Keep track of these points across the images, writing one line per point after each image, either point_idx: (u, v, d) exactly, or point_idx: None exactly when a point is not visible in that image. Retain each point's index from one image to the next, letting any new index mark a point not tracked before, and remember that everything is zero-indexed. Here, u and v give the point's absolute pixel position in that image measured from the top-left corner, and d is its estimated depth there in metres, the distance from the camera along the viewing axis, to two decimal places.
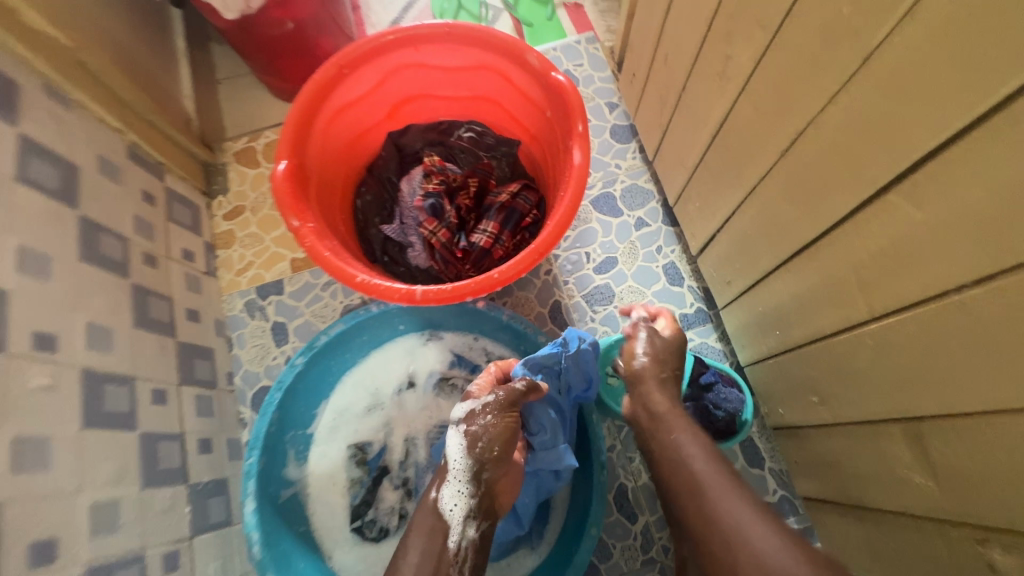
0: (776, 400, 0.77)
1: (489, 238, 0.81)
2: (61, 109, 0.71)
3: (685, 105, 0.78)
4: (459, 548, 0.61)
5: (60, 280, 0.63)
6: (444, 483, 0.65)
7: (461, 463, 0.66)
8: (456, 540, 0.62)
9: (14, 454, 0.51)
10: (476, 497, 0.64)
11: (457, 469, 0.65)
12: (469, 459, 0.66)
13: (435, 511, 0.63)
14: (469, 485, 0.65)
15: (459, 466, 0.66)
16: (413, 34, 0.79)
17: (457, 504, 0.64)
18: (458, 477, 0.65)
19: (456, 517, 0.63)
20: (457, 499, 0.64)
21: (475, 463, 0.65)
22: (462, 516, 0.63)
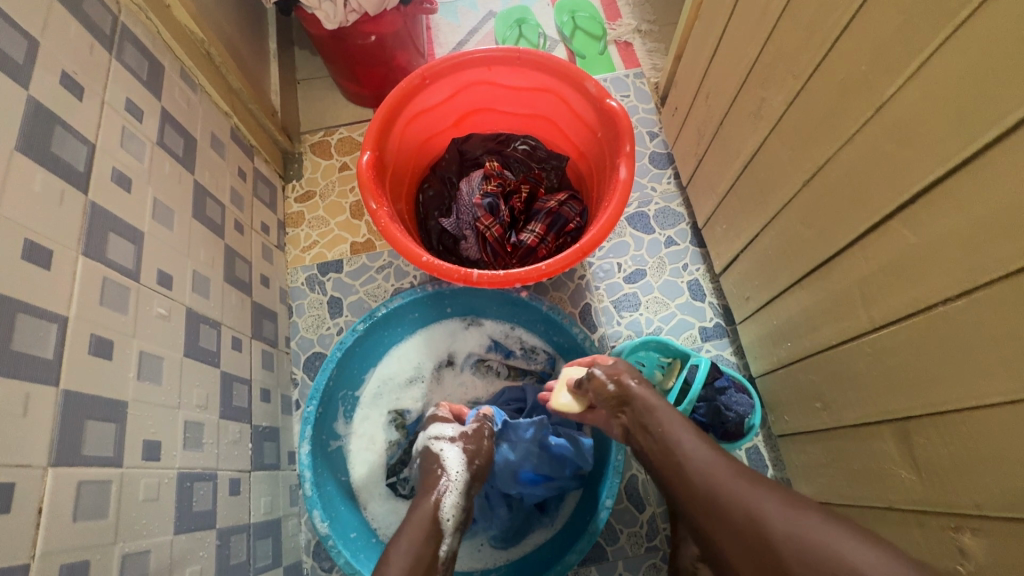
0: (782, 408, 0.86)
1: (536, 238, 0.92)
2: (190, 91, 0.84)
3: (720, 138, 0.89)
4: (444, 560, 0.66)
5: (179, 230, 0.74)
6: (446, 492, 0.70)
7: (460, 477, 0.72)
8: (444, 551, 0.67)
9: (141, 367, 0.61)
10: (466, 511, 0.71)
11: (458, 481, 0.72)
12: (466, 475, 0.73)
13: (436, 518, 0.67)
14: (463, 499, 0.71)
15: (459, 478, 0.72)
16: (488, 57, 0.90)
17: (451, 515, 0.69)
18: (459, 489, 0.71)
19: (450, 528, 0.68)
20: (452, 512, 0.69)
21: (473, 477, 0.73)
22: (451, 528, 0.68)
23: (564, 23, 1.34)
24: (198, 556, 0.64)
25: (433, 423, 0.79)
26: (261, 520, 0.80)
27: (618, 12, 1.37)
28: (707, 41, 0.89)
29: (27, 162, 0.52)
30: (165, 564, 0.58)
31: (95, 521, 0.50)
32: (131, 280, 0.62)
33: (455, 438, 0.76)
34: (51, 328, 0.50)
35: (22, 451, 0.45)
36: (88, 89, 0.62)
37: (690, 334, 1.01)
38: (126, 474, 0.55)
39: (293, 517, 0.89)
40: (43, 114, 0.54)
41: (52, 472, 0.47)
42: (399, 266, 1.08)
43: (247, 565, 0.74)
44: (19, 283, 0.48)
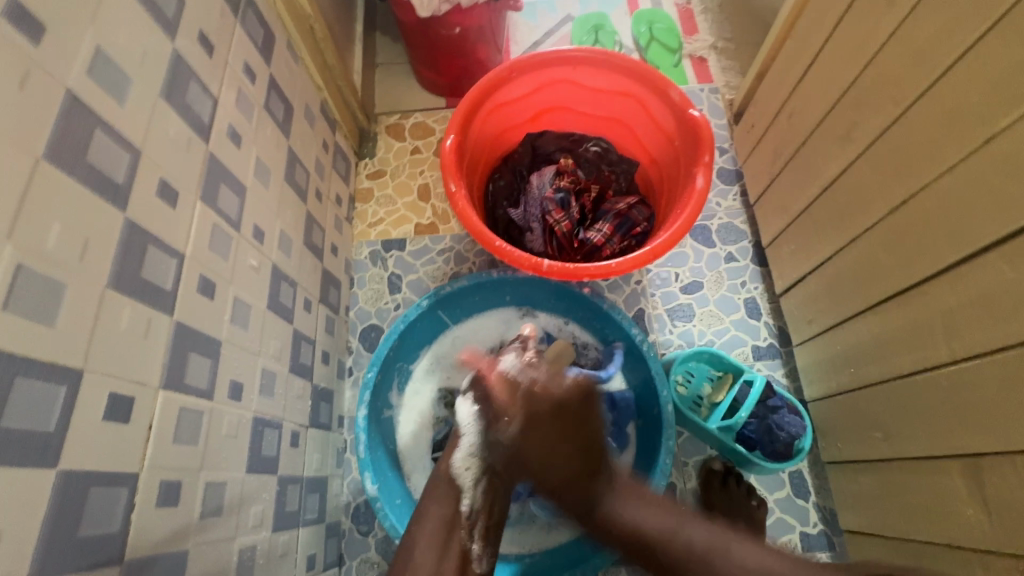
0: (835, 435, 0.85)
1: (602, 237, 0.94)
2: (293, 62, 0.89)
3: (799, 158, 0.89)
4: (470, 513, 0.73)
5: (273, 190, 0.78)
6: (459, 447, 0.77)
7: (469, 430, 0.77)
8: (468, 505, 0.73)
9: (234, 312, 0.65)
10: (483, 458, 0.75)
11: (468, 437, 0.77)
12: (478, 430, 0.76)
13: (450, 476, 0.75)
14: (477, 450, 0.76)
15: (469, 430, 0.77)
16: (576, 56, 0.93)
17: (467, 471, 0.75)
18: (471, 444, 0.76)
19: (466, 479, 0.74)
20: (467, 463, 0.75)
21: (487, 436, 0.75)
22: (471, 484, 0.74)
23: (641, 33, 1.36)
24: (261, 497, 0.67)
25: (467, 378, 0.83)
26: (312, 476, 0.83)
27: (695, 27, 1.37)
28: (797, 61, 0.89)
29: (166, 108, 0.55)
30: (236, 499, 0.61)
31: (188, 446, 0.54)
32: (233, 230, 0.66)
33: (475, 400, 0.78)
34: (171, 263, 0.54)
35: (140, 370, 0.48)
36: (217, 48, 0.66)
37: (742, 351, 1.00)
38: (214, 409, 0.59)
39: (337, 479, 0.93)
40: (182, 66, 0.58)
41: (161, 394, 0.50)
42: (459, 251, 1.11)
43: (297, 516, 0.77)
44: (152, 217, 0.51)
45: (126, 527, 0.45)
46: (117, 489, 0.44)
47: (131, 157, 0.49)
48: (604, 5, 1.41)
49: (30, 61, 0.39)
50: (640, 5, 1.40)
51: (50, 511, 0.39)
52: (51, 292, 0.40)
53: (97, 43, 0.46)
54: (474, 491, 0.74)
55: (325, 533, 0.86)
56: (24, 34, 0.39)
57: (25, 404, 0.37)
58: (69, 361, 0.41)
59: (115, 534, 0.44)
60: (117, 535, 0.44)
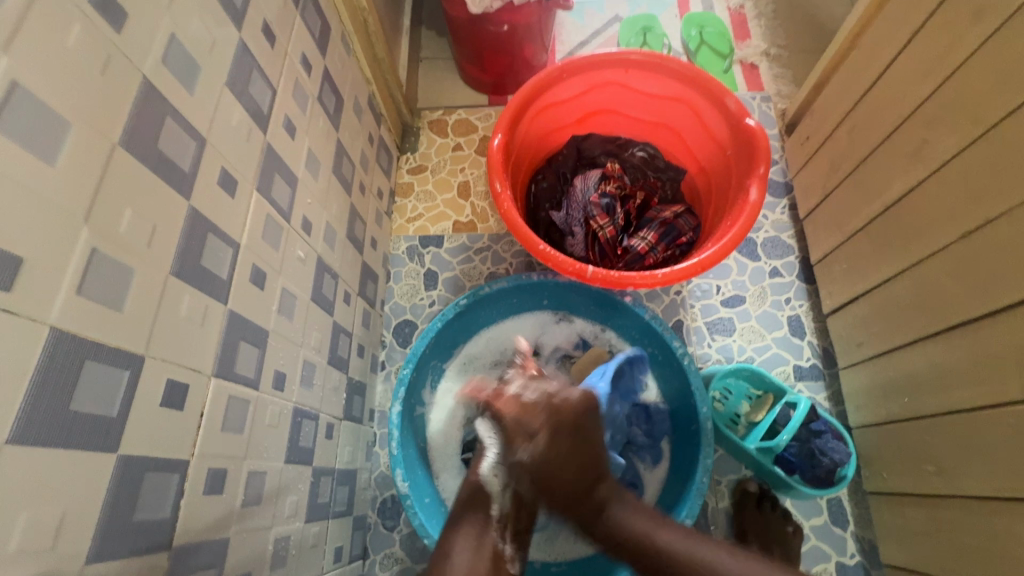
0: (880, 464, 0.82)
1: (647, 246, 0.91)
2: (346, 54, 0.89)
3: (859, 175, 0.85)
4: (499, 517, 0.68)
5: (322, 182, 0.79)
6: (487, 455, 0.72)
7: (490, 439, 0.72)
8: (497, 510, 0.69)
9: (281, 302, 0.65)
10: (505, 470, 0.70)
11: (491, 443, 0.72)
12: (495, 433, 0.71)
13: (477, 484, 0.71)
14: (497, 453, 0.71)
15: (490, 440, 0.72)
16: (629, 59, 0.91)
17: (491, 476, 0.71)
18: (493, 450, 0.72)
19: (495, 486, 0.70)
20: (492, 472, 0.71)
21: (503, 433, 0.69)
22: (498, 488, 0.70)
23: (690, 37, 1.32)
24: (297, 488, 0.67)
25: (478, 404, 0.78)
26: (343, 468, 0.84)
27: (747, 33, 1.33)
28: (863, 73, 0.85)
29: (230, 98, 0.55)
30: (275, 489, 0.62)
31: (234, 435, 0.54)
32: (284, 220, 0.66)
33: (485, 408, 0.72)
34: (228, 252, 0.54)
35: (196, 357, 0.48)
36: (279, 39, 0.66)
37: (783, 370, 0.97)
38: (260, 398, 0.59)
39: (366, 472, 0.93)
40: (247, 56, 0.59)
41: (213, 382, 0.51)
42: (497, 250, 1.10)
43: (328, 508, 0.78)
44: (213, 205, 0.51)
45: (176, 513, 0.46)
46: (169, 475, 0.45)
47: (196, 145, 0.49)
48: (653, 7, 1.38)
49: (112, 47, 0.40)
50: (691, 7, 1.37)
51: (110, 494, 0.39)
52: (121, 276, 0.40)
53: (172, 31, 0.46)
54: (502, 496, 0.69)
55: (352, 526, 0.86)
56: (107, 19, 0.39)
57: (93, 388, 0.37)
58: (133, 346, 0.41)
59: (166, 519, 0.44)
60: (167, 520, 0.45)
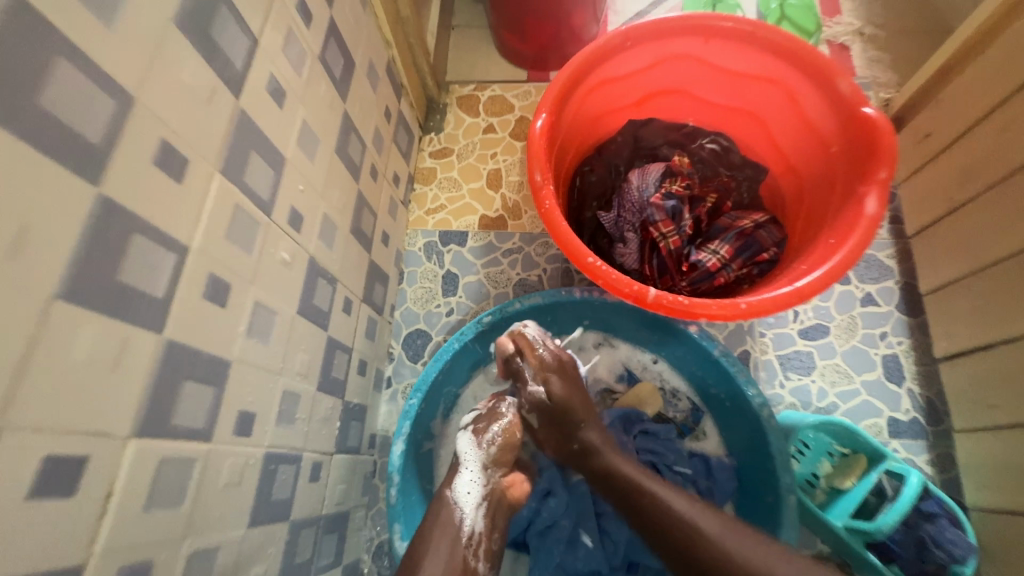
0: (1008, 564, 0.65)
1: (718, 262, 0.73)
2: (361, 8, 0.72)
3: (1008, 190, 0.66)
4: (471, 536, 0.58)
5: (320, 164, 0.63)
6: (461, 472, 0.63)
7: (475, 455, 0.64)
8: (470, 527, 0.58)
9: (253, 320, 0.50)
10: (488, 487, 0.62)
11: (472, 461, 0.64)
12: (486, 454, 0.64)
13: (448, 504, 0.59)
14: (485, 471, 0.63)
15: (471, 458, 0.64)
16: (712, 26, 0.71)
17: (470, 494, 0.61)
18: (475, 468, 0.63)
19: (469, 503, 0.60)
20: (471, 487, 0.61)
21: (497, 457, 0.64)
22: (474, 505, 0.60)
23: (769, 10, 1.11)
24: (265, 555, 0.53)
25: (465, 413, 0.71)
26: (332, 512, 0.69)
27: (837, 8, 1.12)
28: None
29: (181, 43, 0.39)
30: (232, 565, 0.47)
31: (167, 512, 0.39)
32: (262, 214, 0.51)
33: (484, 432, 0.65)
34: (168, 259, 0.39)
35: (99, 416, 0.33)
36: None
37: (875, 423, 0.79)
38: (212, 452, 0.44)
39: (362, 509, 0.79)
40: None
41: (134, 444, 0.36)
42: (529, 254, 0.93)
43: (309, 565, 0.63)
44: (140, 194, 0.36)
45: None
46: None
47: (114, 106, 0.34)
48: None
49: None
50: None
51: None
52: None
53: None
54: (477, 513, 0.60)
55: None
56: None
57: None
58: None
59: None
60: None
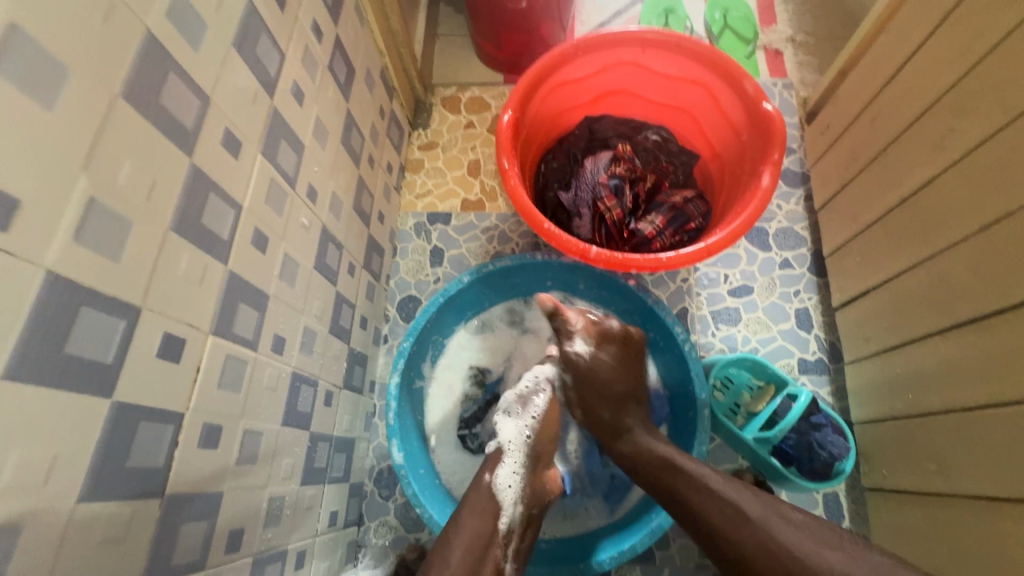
0: (882, 461, 0.83)
1: (654, 230, 0.91)
2: (359, 25, 0.88)
3: (878, 166, 0.83)
4: (507, 531, 0.71)
5: (329, 151, 0.79)
6: (504, 462, 0.75)
7: (512, 445, 0.77)
8: (506, 523, 0.71)
9: (283, 267, 0.66)
10: (525, 483, 0.74)
11: (513, 453, 0.76)
12: (526, 446, 0.77)
13: (489, 491, 0.72)
14: (522, 469, 0.75)
15: (514, 447, 0.76)
16: (646, 38, 0.88)
17: (508, 487, 0.73)
18: (515, 462, 0.75)
19: (509, 497, 0.73)
20: (510, 480, 0.74)
21: (532, 451, 0.77)
22: (511, 499, 0.73)
23: (714, 21, 1.24)
24: (293, 451, 0.69)
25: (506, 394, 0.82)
26: (341, 436, 0.85)
27: (773, 18, 1.26)
28: (890, 58, 0.82)
29: (237, 59, 0.55)
30: (270, 450, 0.63)
31: (230, 393, 0.55)
32: (289, 187, 0.67)
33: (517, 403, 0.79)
34: (229, 213, 0.54)
35: (194, 314, 0.49)
36: (290, 4, 0.65)
37: (788, 363, 0.96)
38: (258, 360, 0.60)
39: (364, 441, 0.94)
40: (255, 17, 0.58)
41: (211, 339, 0.52)
42: (504, 230, 1.10)
43: (324, 473, 0.79)
44: (214, 164, 0.52)
45: (170, 463, 0.47)
46: (163, 426, 0.46)
47: (200, 104, 0.49)
48: None
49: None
50: None
51: (103, 439, 0.40)
52: (118, 227, 0.41)
53: None
54: (513, 509, 0.72)
55: (349, 492, 0.88)
56: None
57: (87, 334, 0.38)
58: (129, 298, 0.42)
59: (159, 468, 0.46)
60: (161, 469, 0.46)
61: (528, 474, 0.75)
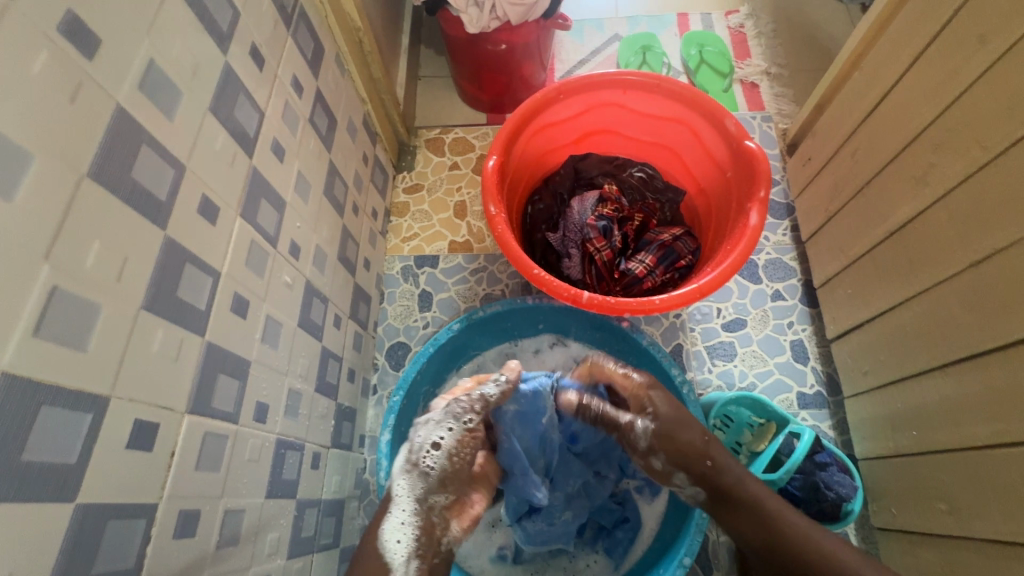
0: (890, 499, 0.81)
1: (644, 269, 0.91)
2: (340, 74, 0.88)
3: (861, 200, 0.84)
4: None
5: (312, 204, 0.77)
6: (392, 512, 0.67)
7: (401, 489, 0.68)
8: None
9: (265, 330, 0.63)
10: (419, 529, 0.67)
11: (402, 499, 0.68)
12: (421, 487, 0.68)
13: (380, 548, 0.65)
14: (413, 514, 0.67)
15: (403, 494, 0.68)
16: (626, 81, 0.89)
17: (400, 543, 0.65)
18: (405, 510, 0.67)
19: (400, 551, 0.65)
20: (399, 534, 0.66)
21: (428, 489, 0.68)
22: (401, 556, 0.65)
23: (690, 56, 1.27)
24: (278, 523, 0.65)
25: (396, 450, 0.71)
26: (331, 497, 0.81)
27: (747, 51, 1.29)
28: (867, 93, 0.83)
29: (214, 123, 0.54)
30: (254, 526, 0.59)
31: (210, 473, 0.51)
32: (270, 246, 0.64)
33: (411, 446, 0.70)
34: (207, 281, 0.52)
35: (168, 395, 0.46)
36: (268, 62, 0.64)
37: (787, 397, 0.94)
38: (239, 432, 0.57)
39: (355, 500, 0.90)
40: (233, 79, 0.56)
41: (188, 419, 0.49)
42: (492, 271, 1.08)
43: (313, 541, 0.75)
44: (190, 235, 0.49)
45: (141, 561, 0.43)
46: (134, 522, 0.43)
47: (174, 174, 0.47)
48: (652, 25, 1.32)
49: (82, 76, 0.38)
50: (691, 26, 1.32)
51: (66, 547, 0.37)
52: (86, 313, 0.38)
53: (151, 57, 0.45)
54: (407, 567, 0.65)
55: (340, 558, 0.83)
56: (78, 47, 0.38)
57: (47, 435, 0.35)
58: (95, 389, 0.39)
59: (129, 569, 0.42)
60: (130, 570, 0.42)
61: (421, 521, 0.67)
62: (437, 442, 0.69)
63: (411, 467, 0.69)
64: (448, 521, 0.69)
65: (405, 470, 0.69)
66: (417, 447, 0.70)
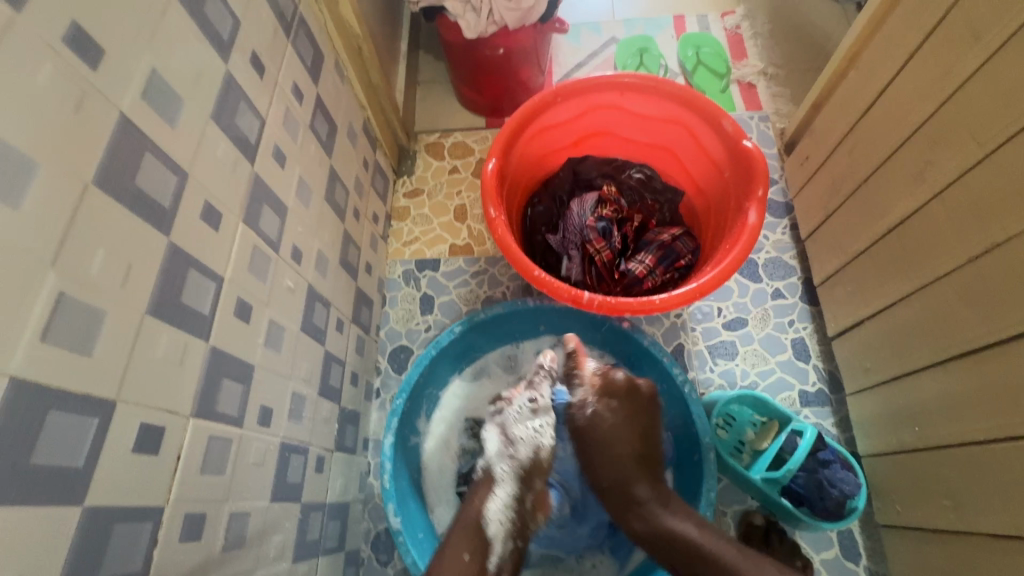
0: (893, 496, 0.81)
1: (644, 269, 0.91)
2: (340, 81, 0.89)
3: (860, 197, 0.84)
4: (496, 569, 0.70)
5: (313, 209, 0.77)
6: (493, 494, 0.73)
7: (503, 470, 0.74)
8: (495, 561, 0.70)
9: (268, 334, 0.63)
10: (515, 514, 0.73)
11: (504, 482, 0.74)
12: (518, 473, 0.74)
13: (478, 527, 0.70)
14: (511, 501, 0.73)
15: (504, 475, 0.74)
16: (624, 83, 0.89)
17: (498, 521, 0.72)
18: (506, 493, 0.73)
19: (496, 534, 0.71)
20: (500, 515, 0.72)
21: (525, 476, 0.74)
22: (499, 534, 0.71)
23: (687, 58, 1.28)
24: (283, 527, 0.65)
25: (487, 431, 0.78)
26: (335, 501, 0.81)
27: (744, 52, 1.29)
28: (863, 91, 0.84)
29: (216, 130, 0.54)
30: (259, 529, 0.60)
31: (215, 477, 0.52)
32: (273, 251, 0.65)
33: (508, 432, 0.76)
34: (210, 287, 0.52)
35: (173, 399, 0.47)
36: (268, 69, 0.65)
37: (789, 396, 0.94)
38: (243, 436, 0.57)
39: (359, 503, 0.90)
40: (233, 87, 0.57)
41: (192, 423, 0.49)
42: (493, 274, 1.09)
43: (318, 545, 0.75)
44: (194, 241, 0.50)
45: (148, 564, 0.44)
46: (141, 525, 0.43)
47: (177, 180, 0.48)
48: (649, 27, 1.33)
49: (86, 86, 0.39)
50: (687, 28, 1.33)
51: (74, 549, 0.37)
52: (90, 319, 0.39)
53: (153, 66, 0.45)
54: (502, 546, 0.71)
55: (345, 561, 0.83)
56: (82, 57, 0.38)
57: (53, 439, 0.36)
58: (102, 394, 0.39)
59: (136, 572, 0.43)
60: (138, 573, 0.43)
61: (517, 507, 0.73)
62: (535, 433, 0.76)
63: (511, 452, 0.75)
64: (536, 509, 0.75)
65: (502, 448, 0.75)
66: (514, 436, 0.76)
